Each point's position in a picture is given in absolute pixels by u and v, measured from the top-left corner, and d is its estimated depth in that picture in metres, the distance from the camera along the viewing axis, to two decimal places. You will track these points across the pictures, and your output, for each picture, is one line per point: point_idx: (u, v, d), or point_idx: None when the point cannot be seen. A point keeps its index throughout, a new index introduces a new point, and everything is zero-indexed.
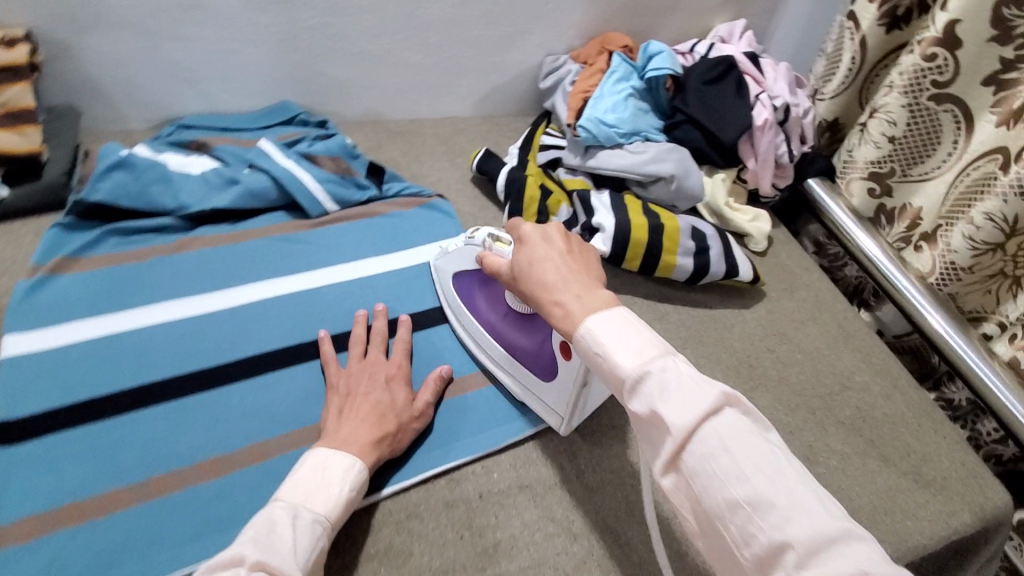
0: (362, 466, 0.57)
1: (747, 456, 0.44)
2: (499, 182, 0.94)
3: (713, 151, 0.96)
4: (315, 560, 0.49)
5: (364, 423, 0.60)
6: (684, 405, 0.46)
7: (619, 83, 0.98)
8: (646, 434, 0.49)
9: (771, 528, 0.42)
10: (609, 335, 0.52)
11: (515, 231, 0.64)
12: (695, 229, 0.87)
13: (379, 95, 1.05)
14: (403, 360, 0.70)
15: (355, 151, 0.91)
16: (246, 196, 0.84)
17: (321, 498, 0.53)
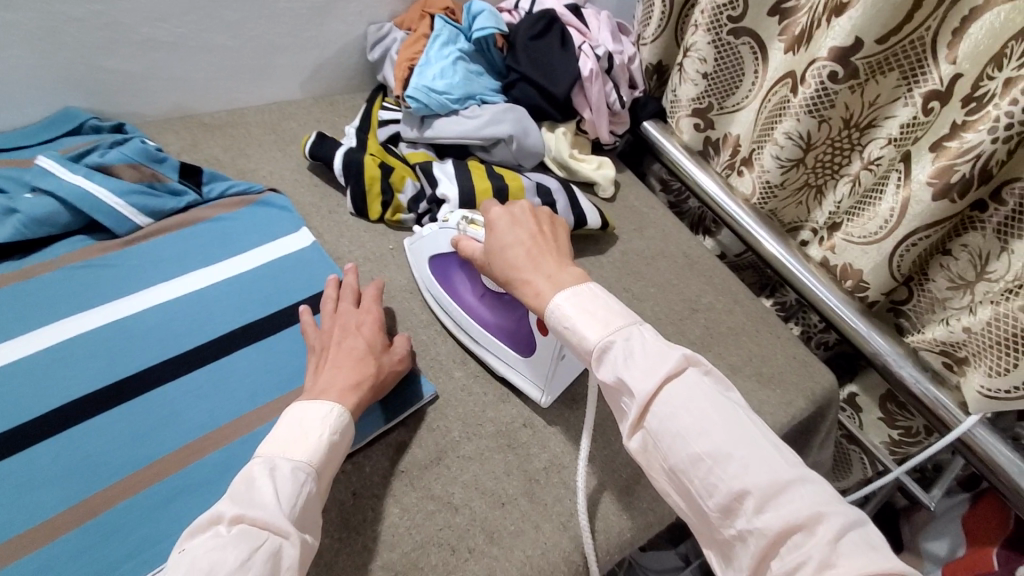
0: (344, 412, 0.57)
1: (705, 414, 0.51)
2: (336, 165, 0.88)
3: (551, 107, 0.97)
4: (303, 504, 0.50)
5: (342, 372, 0.61)
6: (645, 368, 0.53)
7: (445, 47, 0.95)
8: (613, 396, 0.56)
9: (731, 478, 0.48)
10: (578, 313, 0.58)
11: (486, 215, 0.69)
12: (539, 185, 0.87)
13: (184, 87, 0.94)
14: (372, 305, 0.70)
15: (160, 154, 0.80)
16: (27, 224, 0.72)
17: (303, 446, 0.54)
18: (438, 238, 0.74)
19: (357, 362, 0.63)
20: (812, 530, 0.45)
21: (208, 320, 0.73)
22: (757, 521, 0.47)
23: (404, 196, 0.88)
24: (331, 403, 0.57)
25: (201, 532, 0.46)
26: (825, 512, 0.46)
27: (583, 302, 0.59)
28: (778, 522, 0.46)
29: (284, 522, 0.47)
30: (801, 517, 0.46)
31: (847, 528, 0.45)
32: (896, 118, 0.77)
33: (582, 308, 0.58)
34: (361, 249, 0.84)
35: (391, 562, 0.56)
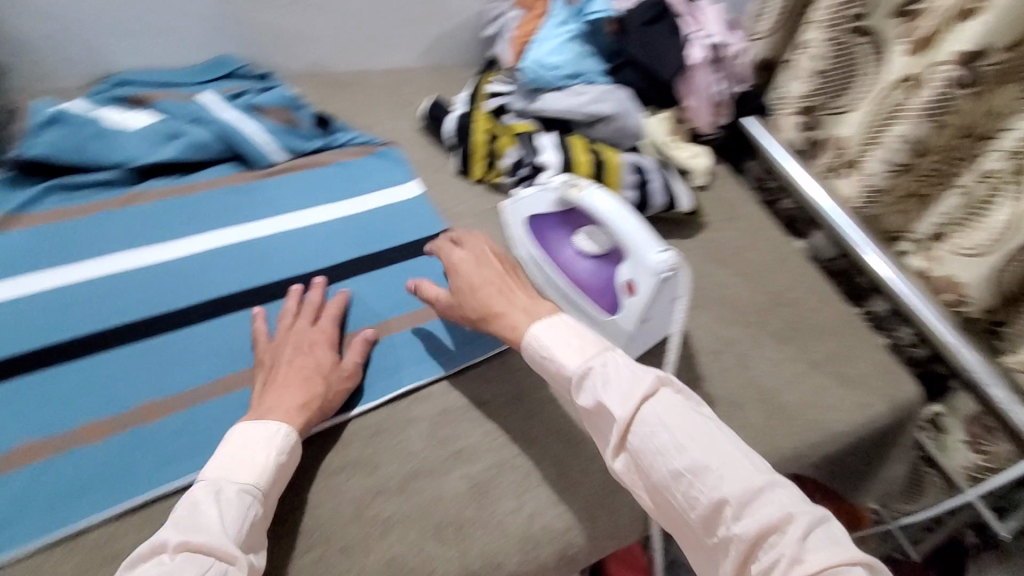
0: (291, 430, 0.55)
1: (682, 429, 0.51)
2: (447, 127, 0.96)
3: (653, 93, 1.01)
4: (250, 529, 0.49)
5: (290, 389, 0.58)
6: (623, 395, 0.53)
7: (561, 27, 1.00)
8: (596, 423, 0.56)
9: (710, 490, 0.48)
10: (553, 339, 0.59)
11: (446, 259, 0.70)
12: (636, 164, 0.88)
13: (320, 47, 1.04)
14: (330, 322, 0.67)
15: (300, 101, 0.91)
16: (191, 148, 0.82)
17: (249, 468, 0.52)
18: (538, 199, 0.78)
19: (306, 378, 0.60)
20: (783, 530, 0.45)
21: (328, 245, 0.79)
22: (735, 528, 0.46)
23: (506, 161, 0.92)
24: (274, 423, 0.55)
25: (143, 561, 0.45)
26: (796, 513, 0.46)
27: (559, 329, 0.60)
28: (754, 528, 0.45)
29: (229, 547, 0.46)
30: (772, 520, 0.45)
31: (814, 526, 0.45)
32: (1015, 131, 0.75)
33: (561, 336, 0.59)
34: (461, 205, 0.90)
35: (471, 475, 0.61)
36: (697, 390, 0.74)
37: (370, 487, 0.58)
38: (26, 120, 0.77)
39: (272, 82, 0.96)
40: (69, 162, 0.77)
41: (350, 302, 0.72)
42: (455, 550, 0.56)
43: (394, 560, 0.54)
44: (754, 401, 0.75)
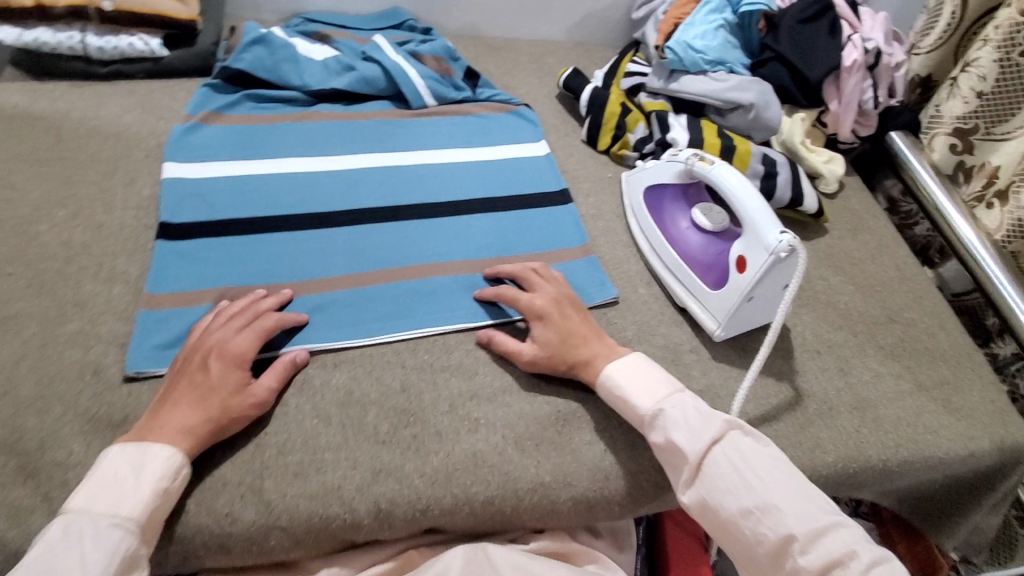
0: (174, 455, 0.52)
1: (753, 470, 0.56)
2: (582, 97, 1.00)
3: (797, 90, 0.99)
4: (122, 563, 0.47)
5: (179, 412, 0.54)
6: (693, 434, 0.58)
7: (711, 14, 1.00)
8: (666, 460, 0.60)
9: (777, 526, 0.53)
10: (629, 381, 0.63)
11: (531, 310, 0.68)
12: (766, 156, 0.89)
13: (480, 11, 1.12)
14: (252, 335, 0.60)
15: (456, 54, 1.00)
16: (360, 82, 0.94)
17: (118, 500, 0.49)
18: (660, 172, 0.81)
19: (200, 401, 0.55)
20: (847, 565, 0.51)
21: (460, 182, 0.86)
22: (802, 561, 0.52)
23: (633, 136, 0.96)
24: (155, 444, 0.52)
25: None
26: (859, 549, 0.51)
27: (631, 369, 0.64)
28: (820, 563, 0.51)
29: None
30: (838, 555, 0.51)
31: (876, 562, 0.50)
32: None
33: (633, 378, 0.63)
34: (584, 170, 0.95)
35: (555, 402, 0.66)
36: (790, 381, 0.74)
37: (466, 390, 0.65)
38: (238, 39, 0.91)
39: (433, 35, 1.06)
40: (263, 79, 0.90)
41: (474, 234, 0.80)
42: (532, 460, 0.61)
43: (478, 453, 0.60)
44: (850, 405, 0.73)
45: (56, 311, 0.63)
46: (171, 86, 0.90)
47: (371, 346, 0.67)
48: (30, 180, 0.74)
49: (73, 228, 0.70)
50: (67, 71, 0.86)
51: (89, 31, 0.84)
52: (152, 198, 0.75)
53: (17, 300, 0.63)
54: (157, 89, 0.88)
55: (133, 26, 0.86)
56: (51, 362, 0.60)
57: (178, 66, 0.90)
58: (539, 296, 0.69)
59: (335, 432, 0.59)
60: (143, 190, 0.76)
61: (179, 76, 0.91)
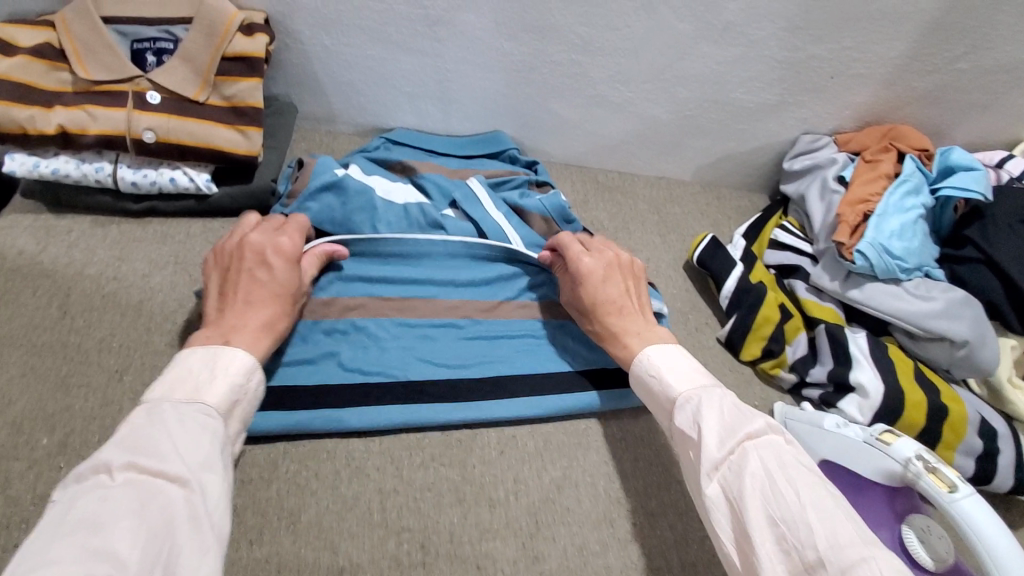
0: (252, 352, 0.51)
1: (788, 477, 0.45)
2: (725, 287, 0.77)
3: (1012, 309, 0.76)
4: (211, 450, 0.43)
5: (254, 309, 0.54)
6: (726, 430, 0.49)
7: (908, 197, 0.76)
8: (685, 449, 0.52)
9: (803, 545, 0.41)
10: (665, 361, 0.57)
11: (575, 265, 0.66)
12: (985, 422, 0.66)
13: (597, 143, 0.90)
14: (297, 236, 0.62)
15: (572, 215, 0.79)
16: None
17: (199, 388, 0.46)
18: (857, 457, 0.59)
19: (273, 299, 0.56)
20: None
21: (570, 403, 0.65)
22: None
23: (791, 351, 0.73)
24: (230, 343, 0.50)
25: (80, 480, 0.39)
26: None
27: (673, 356, 0.58)
28: None
29: (184, 472, 0.40)
30: None
31: None
32: None
33: (671, 360, 0.57)
34: None
35: None
36: None
37: None
38: (306, 178, 0.72)
39: (539, 173, 0.86)
40: (330, 234, 0.71)
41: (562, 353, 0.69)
42: None
43: None
44: None
45: None
46: (216, 229, 0.72)
47: None
48: (14, 381, 0.56)
49: (55, 471, 0.52)
50: (90, 206, 0.69)
51: (122, 163, 0.67)
52: None
53: None
54: (199, 237, 0.70)
55: (177, 159, 0.68)
56: None
57: (227, 205, 0.71)
58: (589, 256, 0.66)
59: None
60: None
61: (229, 217, 0.73)
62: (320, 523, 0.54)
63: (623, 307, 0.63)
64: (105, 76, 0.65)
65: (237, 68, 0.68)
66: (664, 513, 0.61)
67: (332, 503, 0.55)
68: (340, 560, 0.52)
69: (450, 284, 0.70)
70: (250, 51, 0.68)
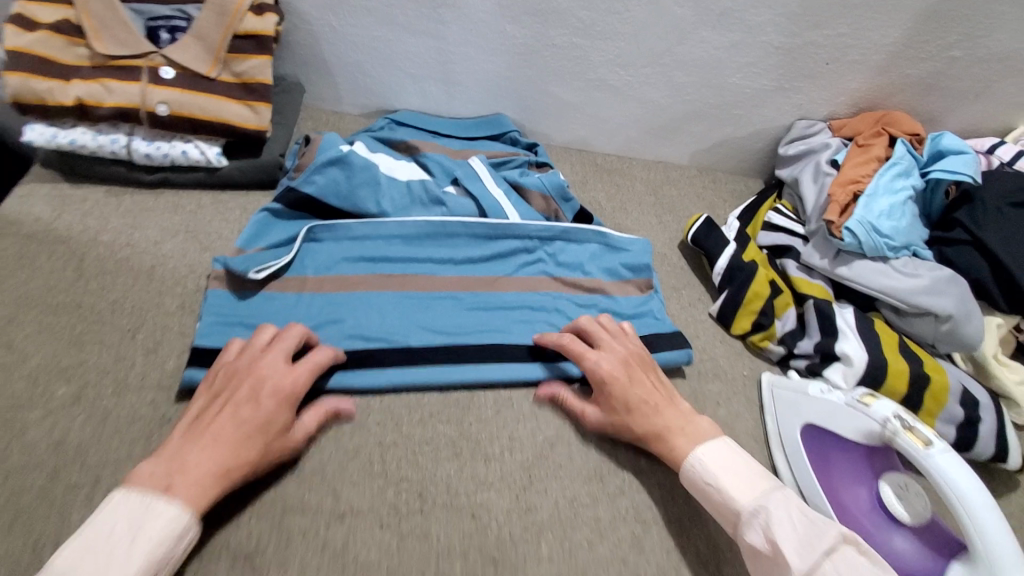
0: (183, 509, 0.45)
1: None
2: (717, 264, 0.79)
3: (998, 289, 0.78)
4: None
5: (215, 451, 0.49)
6: (802, 544, 0.48)
7: (899, 179, 0.78)
8: (761, 566, 0.50)
9: None
10: (720, 469, 0.55)
11: (595, 373, 0.62)
12: (966, 391, 0.68)
13: (596, 126, 0.93)
14: (307, 373, 0.56)
15: (570, 194, 0.82)
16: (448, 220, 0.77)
17: (108, 561, 0.41)
18: (840, 413, 0.62)
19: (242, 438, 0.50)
20: None
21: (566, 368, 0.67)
22: None
23: (781, 324, 0.75)
24: (167, 496, 0.45)
25: None
26: None
27: (725, 455, 0.56)
28: None
29: None
30: None
31: None
32: None
33: (725, 466, 0.55)
34: (715, 364, 0.74)
35: None
36: None
37: None
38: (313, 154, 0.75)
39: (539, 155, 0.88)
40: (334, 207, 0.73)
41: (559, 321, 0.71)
42: None
43: None
44: None
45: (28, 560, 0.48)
46: (226, 201, 0.75)
47: None
48: (32, 335, 0.59)
49: (72, 419, 0.55)
50: (104, 176, 0.71)
51: (136, 136, 0.69)
52: (178, 372, 0.59)
53: None
54: (209, 208, 0.73)
55: (190, 133, 0.70)
56: None
57: (237, 178, 0.74)
58: (606, 358, 0.63)
59: None
60: (168, 361, 0.60)
61: (238, 190, 0.76)
62: (324, 470, 0.57)
63: (655, 407, 0.60)
64: (121, 51, 0.67)
65: (248, 46, 0.71)
66: (652, 470, 0.63)
67: (336, 453, 0.58)
68: (342, 504, 0.55)
69: (451, 262, 0.73)
70: (260, 30, 0.71)
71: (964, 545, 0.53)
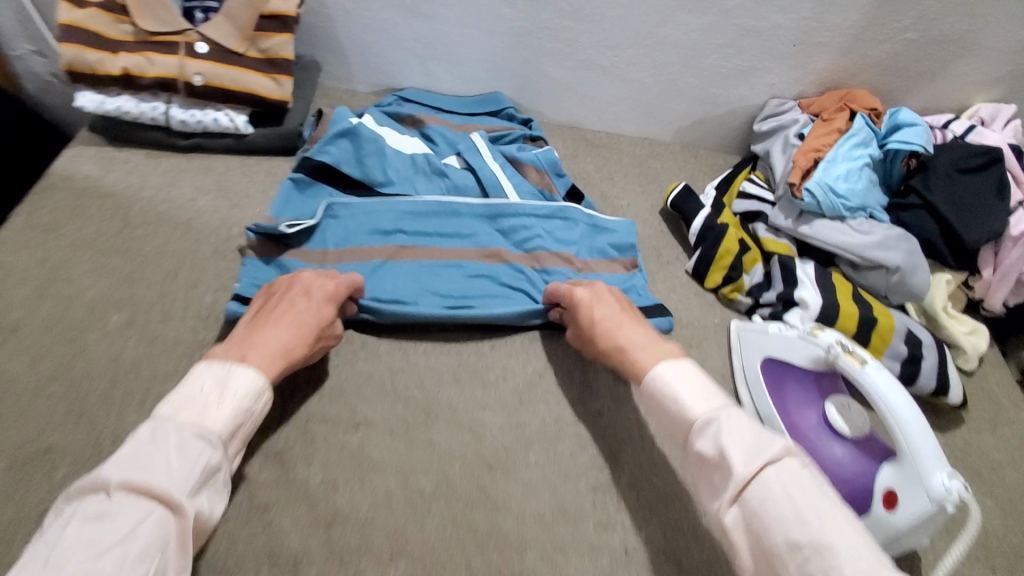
0: (262, 372, 0.54)
1: (811, 503, 0.47)
2: (693, 225, 0.88)
3: (946, 248, 0.86)
4: (201, 475, 0.47)
5: (277, 334, 0.58)
6: (748, 453, 0.50)
7: (857, 148, 0.86)
8: (704, 474, 0.53)
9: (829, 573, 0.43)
10: (680, 383, 0.57)
11: (574, 300, 0.69)
12: (910, 333, 0.77)
13: (587, 104, 1.01)
14: (344, 287, 0.66)
15: (561, 169, 0.90)
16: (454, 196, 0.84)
17: (201, 412, 0.49)
18: (794, 347, 0.71)
19: (295, 328, 0.59)
20: None
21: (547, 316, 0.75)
22: None
23: (749, 278, 0.84)
24: (244, 362, 0.53)
25: (84, 494, 0.43)
26: None
27: (686, 371, 0.58)
28: None
29: (176, 492, 0.45)
30: None
31: None
32: None
33: (684, 380, 0.57)
34: (689, 312, 0.83)
35: None
36: None
37: None
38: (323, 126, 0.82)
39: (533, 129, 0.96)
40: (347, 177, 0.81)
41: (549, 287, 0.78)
42: None
43: None
44: None
45: (95, 451, 0.57)
46: (251, 164, 0.83)
47: (435, 533, 0.58)
48: (87, 273, 0.67)
49: (125, 340, 0.64)
50: (144, 140, 0.80)
51: (174, 104, 0.78)
52: (215, 306, 0.68)
53: (53, 432, 0.57)
54: (236, 169, 0.82)
55: (221, 102, 0.79)
56: None
57: (261, 144, 0.83)
58: (583, 288, 0.69)
59: None
60: (205, 296, 0.69)
61: (262, 155, 0.84)
62: (342, 390, 0.66)
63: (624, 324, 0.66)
64: (160, 28, 0.76)
65: (273, 26, 0.79)
66: (626, 396, 0.71)
67: (354, 376, 0.68)
68: (359, 417, 0.65)
69: (457, 236, 0.79)
70: (283, 10, 0.79)
71: (894, 452, 0.63)
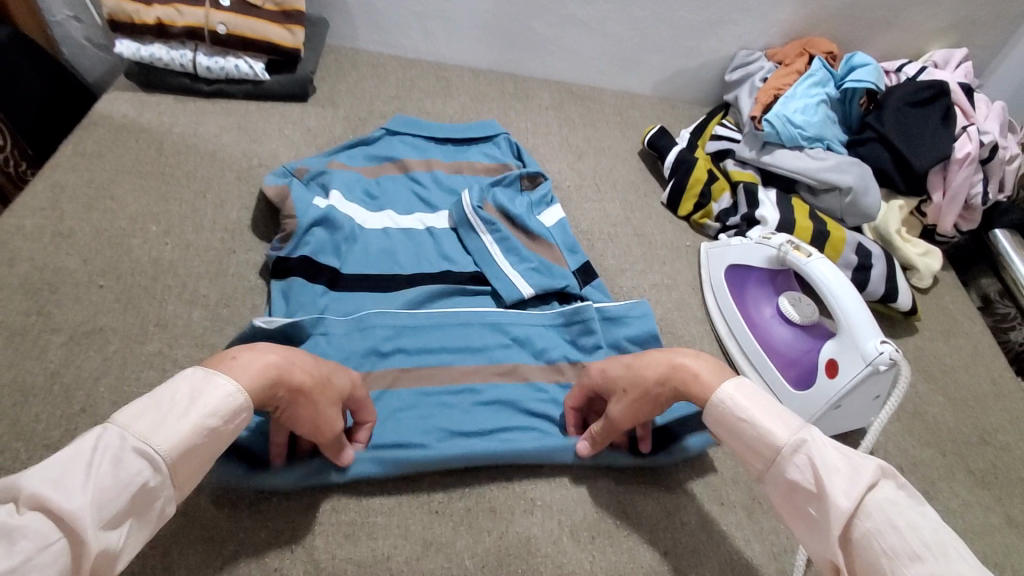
0: (242, 385, 0.47)
1: (917, 532, 0.41)
2: (666, 160, 0.96)
3: (897, 174, 0.94)
4: (127, 503, 0.39)
5: (288, 351, 0.53)
6: (850, 479, 0.45)
7: (814, 88, 0.95)
8: (795, 503, 0.48)
9: None
10: (755, 403, 0.52)
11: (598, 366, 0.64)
12: (861, 246, 0.85)
13: (571, 58, 1.10)
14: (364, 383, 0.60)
15: (574, 247, 0.84)
16: (448, 273, 0.80)
17: (157, 424, 0.42)
18: (751, 252, 0.79)
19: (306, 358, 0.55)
20: None
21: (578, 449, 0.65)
22: None
23: (716, 205, 0.92)
24: (228, 372, 0.47)
25: None
26: None
27: (756, 395, 0.53)
28: None
29: (86, 523, 0.37)
30: None
31: None
32: None
33: (760, 402, 0.52)
34: (663, 235, 0.92)
35: (616, 490, 0.66)
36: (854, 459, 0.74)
37: (525, 467, 0.66)
38: (293, 215, 0.75)
39: (529, 166, 0.92)
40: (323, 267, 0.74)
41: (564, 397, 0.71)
42: (588, 555, 0.60)
43: (532, 540, 0.60)
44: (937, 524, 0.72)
45: (140, 331, 0.66)
46: (267, 108, 0.93)
47: None
48: (128, 193, 0.77)
49: (163, 246, 0.73)
50: (170, 86, 0.90)
51: (200, 51, 0.88)
52: (240, 222, 0.78)
53: (105, 314, 0.66)
54: (254, 112, 0.92)
55: (241, 49, 0.89)
56: (127, 381, 0.62)
57: (276, 89, 0.93)
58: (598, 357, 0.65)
59: (390, 496, 0.61)
60: (231, 213, 0.79)
61: (276, 100, 0.94)
62: None
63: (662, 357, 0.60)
64: None
65: None
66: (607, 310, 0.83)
67: None
68: None
69: (467, 350, 0.71)
70: None
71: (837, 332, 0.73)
